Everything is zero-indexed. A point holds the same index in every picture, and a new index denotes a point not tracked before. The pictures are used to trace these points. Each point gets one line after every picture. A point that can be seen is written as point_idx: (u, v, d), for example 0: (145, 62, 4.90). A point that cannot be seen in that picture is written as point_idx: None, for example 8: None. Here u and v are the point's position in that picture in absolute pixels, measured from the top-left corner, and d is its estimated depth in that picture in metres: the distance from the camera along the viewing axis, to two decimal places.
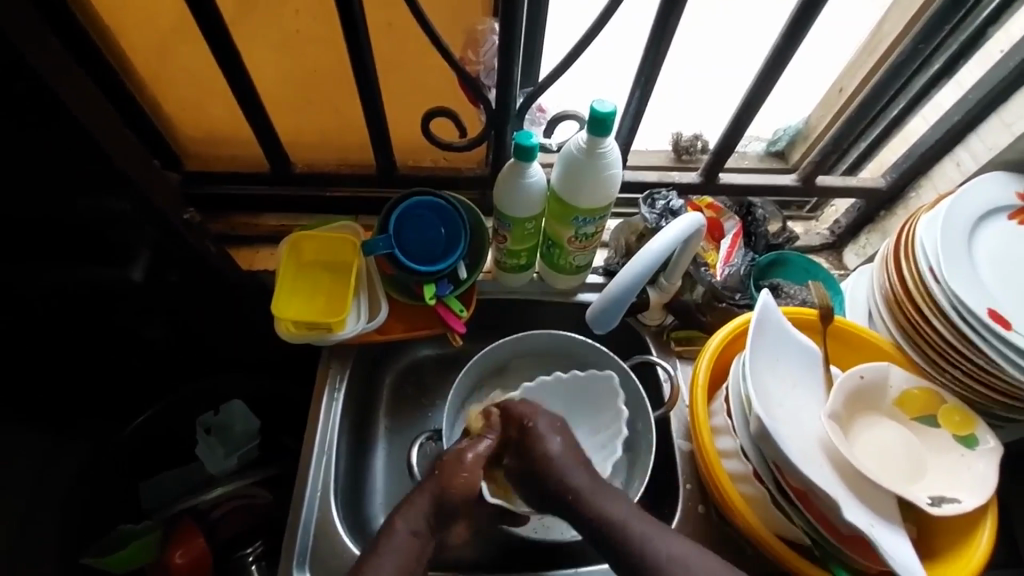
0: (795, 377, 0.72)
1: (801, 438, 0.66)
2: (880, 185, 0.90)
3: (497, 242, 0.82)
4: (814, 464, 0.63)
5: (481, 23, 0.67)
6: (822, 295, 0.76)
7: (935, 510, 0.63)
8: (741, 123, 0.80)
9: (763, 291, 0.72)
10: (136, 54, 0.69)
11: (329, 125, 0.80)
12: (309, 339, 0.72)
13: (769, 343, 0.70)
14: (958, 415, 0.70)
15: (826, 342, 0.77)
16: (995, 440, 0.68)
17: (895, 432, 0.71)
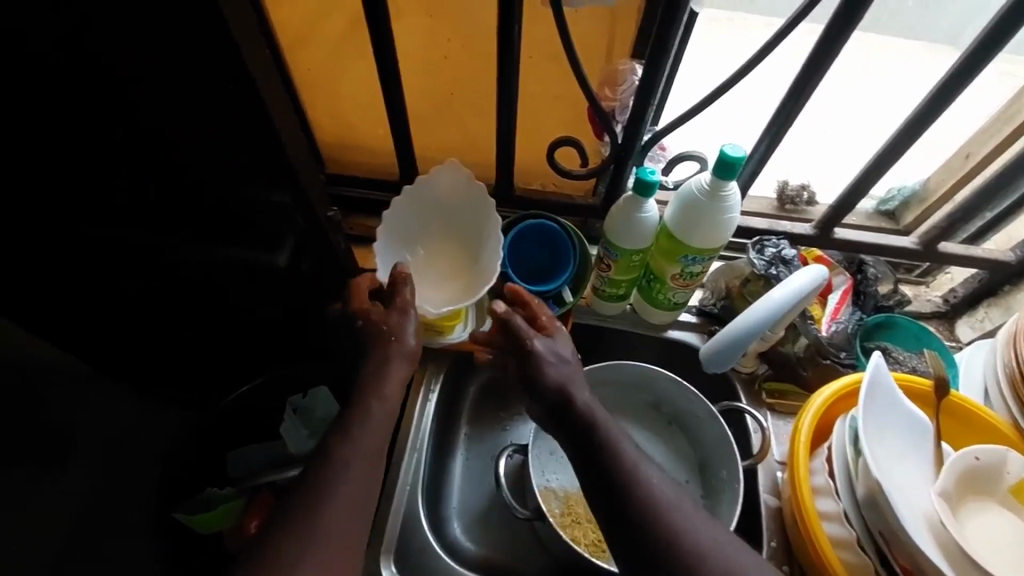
0: (902, 444, 0.69)
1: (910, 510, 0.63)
2: (1008, 258, 0.85)
3: (600, 269, 0.84)
4: (930, 543, 0.60)
5: (623, 64, 0.70)
6: (938, 364, 0.73)
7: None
8: (865, 180, 0.79)
9: (873, 352, 0.70)
10: (308, 69, 0.78)
11: (457, 141, 0.86)
12: (424, 339, 0.76)
13: (879, 405, 0.68)
14: None
15: (937, 416, 0.74)
16: None
17: (1010, 522, 0.67)
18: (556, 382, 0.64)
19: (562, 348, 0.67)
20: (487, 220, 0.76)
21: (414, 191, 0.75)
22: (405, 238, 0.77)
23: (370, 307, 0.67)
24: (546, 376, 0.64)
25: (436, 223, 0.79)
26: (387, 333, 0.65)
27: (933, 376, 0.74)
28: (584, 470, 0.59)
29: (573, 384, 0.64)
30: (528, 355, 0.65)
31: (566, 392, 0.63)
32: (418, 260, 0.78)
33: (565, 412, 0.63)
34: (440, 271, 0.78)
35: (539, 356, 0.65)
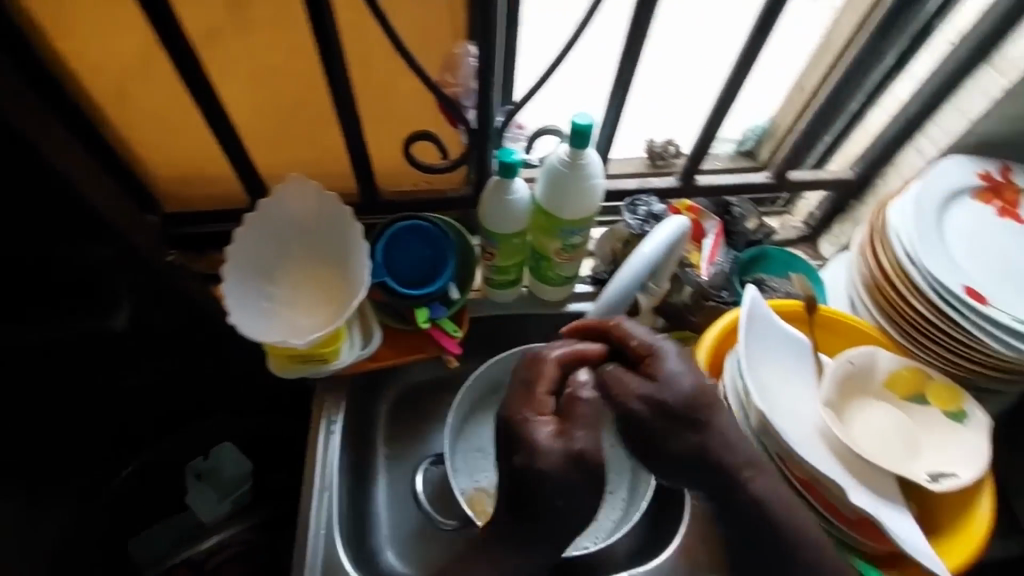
0: (788, 366, 0.73)
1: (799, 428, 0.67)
2: (849, 176, 0.91)
3: (486, 259, 0.83)
4: (818, 452, 0.65)
5: (457, 47, 0.67)
6: (804, 284, 0.81)
7: (936, 487, 0.64)
8: (712, 126, 0.82)
9: (749, 286, 0.73)
10: (112, 105, 0.68)
11: (307, 156, 0.78)
12: (302, 373, 0.69)
13: (761, 337, 0.72)
14: (946, 391, 0.71)
15: (814, 332, 0.78)
16: (983, 413, 0.69)
17: (890, 414, 0.72)
18: (660, 425, 0.60)
19: (613, 388, 0.61)
20: (347, 232, 0.71)
21: (259, 218, 0.68)
22: (262, 268, 0.70)
23: (542, 440, 0.58)
24: (698, 430, 0.61)
25: (297, 246, 0.72)
26: (550, 496, 0.57)
27: (803, 297, 0.80)
28: (717, 495, 0.62)
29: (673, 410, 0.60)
30: (620, 403, 0.61)
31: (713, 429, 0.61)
32: (280, 289, 0.70)
33: (701, 457, 0.60)
34: (309, 297, 0.71)
35: (628, 400, 0.61)
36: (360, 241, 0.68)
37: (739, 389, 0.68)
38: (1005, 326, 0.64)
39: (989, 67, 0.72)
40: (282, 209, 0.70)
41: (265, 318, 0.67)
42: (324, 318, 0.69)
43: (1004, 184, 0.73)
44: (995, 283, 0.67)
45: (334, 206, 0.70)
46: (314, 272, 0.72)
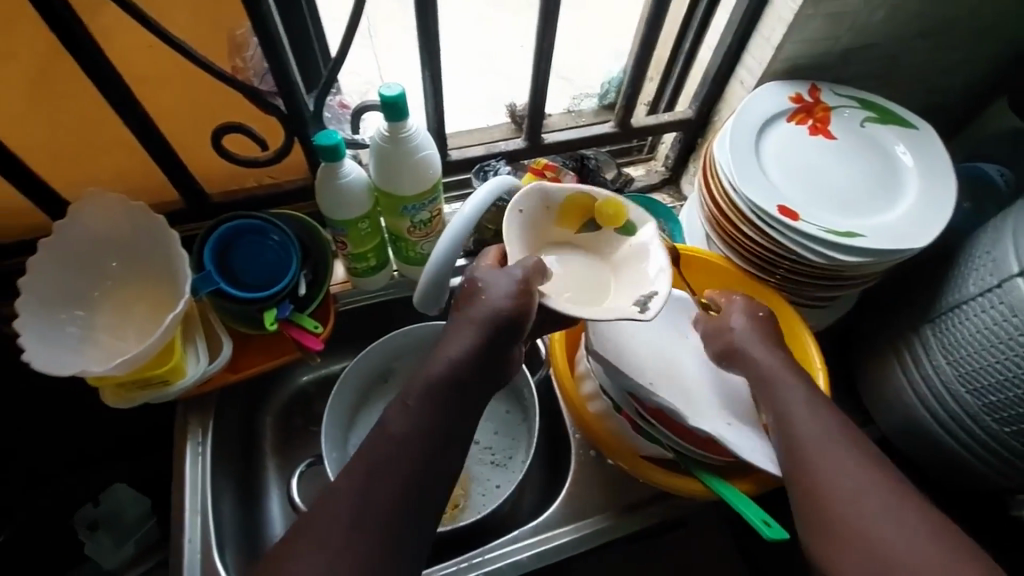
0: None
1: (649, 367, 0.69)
2: (689, 115, 0.94)
3: (340, 249, 0.80)
4: (664, 388, 0.67)
5: (240, 28, 0.62)
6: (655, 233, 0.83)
7: (647, 317, 0.53)
8: (540, 81, 0.81)
9: None
10: None
11: (110, 167, 0.71)
12: (143, 398, 0.65)
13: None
14: (608, 209, 0.64)
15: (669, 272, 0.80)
16: (649, 218, 0.63)
17: (587, 263, 0.65)
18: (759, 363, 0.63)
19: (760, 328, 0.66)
20: (164, 242, 0.66)
21: (57, 241, 0.63)
22: (75, 294, 0.65)
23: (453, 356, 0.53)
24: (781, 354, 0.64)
25: (116, 263, 0.67)
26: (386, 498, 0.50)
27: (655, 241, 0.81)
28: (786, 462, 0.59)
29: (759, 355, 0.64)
30: (512, 326, 0.54)
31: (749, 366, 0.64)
32: (97, 313, 0.66)
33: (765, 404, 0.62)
34: (132, 316, 0.66)
35: (514, 323, 0.53)
36: (178, 250, 0.64)
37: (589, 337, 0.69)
38: (813, 237, 0.67)
39: None
40: (86, 227, 0.64)
41: (80, 347, 0.62)
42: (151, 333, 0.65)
43: (813, 104, 0.77)
44: (807, 199, 0.71)
45: (146, 218, 0.65)
46: (137, 288, 0.68)
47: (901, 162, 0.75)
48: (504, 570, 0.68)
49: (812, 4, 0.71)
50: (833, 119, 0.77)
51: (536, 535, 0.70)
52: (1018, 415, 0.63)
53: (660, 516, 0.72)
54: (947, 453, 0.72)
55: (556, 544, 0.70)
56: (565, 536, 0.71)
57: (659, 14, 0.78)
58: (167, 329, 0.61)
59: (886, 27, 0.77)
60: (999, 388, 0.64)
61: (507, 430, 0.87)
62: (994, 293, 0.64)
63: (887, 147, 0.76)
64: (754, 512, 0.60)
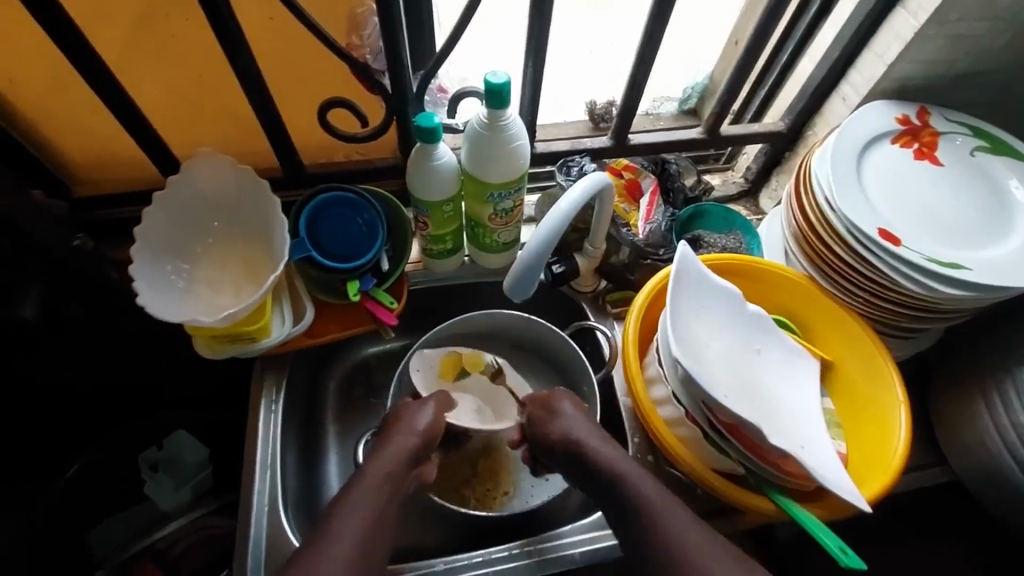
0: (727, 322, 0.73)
1: (729, 381, 0.69)
2: (780, 127, 0.91)
3: (420, 229, 0.81)
4: (738, 402, 0.66)
5: (361, 6, 0.64)
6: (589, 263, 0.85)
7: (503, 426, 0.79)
8: (636, 82, 0.81)
9: (680, 242, 0.71)
10: None
11: (221, 130, 0.74)
12: (232, 352, 0.68)
13: (696, 298, 0.72)
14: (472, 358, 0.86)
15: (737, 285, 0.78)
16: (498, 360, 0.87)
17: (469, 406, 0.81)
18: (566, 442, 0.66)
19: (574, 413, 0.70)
20: (265, 206, 0.69)
21: (171, 195, 0.66)
22: (180, 246, 0.68)
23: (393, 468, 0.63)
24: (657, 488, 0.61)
25: (218, 222, 0.71)
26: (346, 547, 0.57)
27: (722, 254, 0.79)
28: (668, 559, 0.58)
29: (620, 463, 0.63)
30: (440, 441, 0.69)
31: (613, 469, 0.63)
32: (198, 267, 0.69)
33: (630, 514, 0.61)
34: (228, 274, 0.69)
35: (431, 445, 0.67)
36: (279, 215, 0.67)
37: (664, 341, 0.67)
38: (915, 265, 0.65)
39: (901, 8, 0.71)
40: (197, 184, 0.68)
41: (182, 296, 0.66)
42: (244, 291, 0.68)
43: (921, 127, 0.74)
44: (908, 226, 0.68)
45: (252, 181, 0.68)
46: (234, 247, 0.71)
47: (1012, 196, 0.71)
48: (557, 562, 0.69)
49: (937, 22, 0.68)
50: (941, 144, 0.74)
51: (590, 532, 0.70)
52: None
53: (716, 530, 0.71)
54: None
55: (611, 543, 0.70)
56: None
57: (767, 23, 0.77)
58: (266, 290, 0.64)
59: (1011, 52, 0.74)
60: None
61: None
62: None
63: (999, 179, 0.72)
64: (830, 538, 0.58)
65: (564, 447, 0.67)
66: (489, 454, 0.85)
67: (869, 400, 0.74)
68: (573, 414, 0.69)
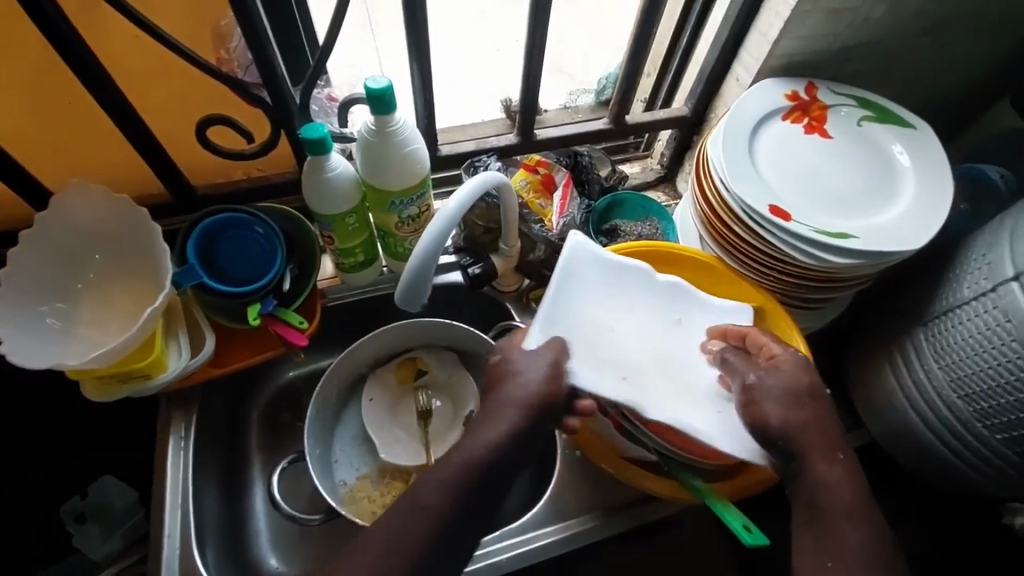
0: (625, 300, 0.68)
1: (624, 361, 0.64)
2: (685, 112, 0.92)
3: (327, 243, 0.79)
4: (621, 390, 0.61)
5: (223, 18, 0.61)
6: (504, 265, 0.84)
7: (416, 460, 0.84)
8: (532, 78, 0.80)
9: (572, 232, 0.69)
10: None
11: (100, 159, 0.70)
12: (122, 393, 0.64)
13: (584, 281, 0.67)
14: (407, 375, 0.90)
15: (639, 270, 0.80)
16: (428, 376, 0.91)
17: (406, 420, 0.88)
18: (778, 394, 0.58)
19: (792, 371, 0.60)
20: (146, 236, 0.66)
21: (38, 233, 0.62)
22: (56, 287, 0.64)
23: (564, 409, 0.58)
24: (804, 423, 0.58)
25: (98, 257, 0.67)
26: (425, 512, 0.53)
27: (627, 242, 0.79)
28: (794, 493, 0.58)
29: (825, 420, 0.58)
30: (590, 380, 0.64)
31: (771, 430, 0.57)
32: (76, 307, 0.65)
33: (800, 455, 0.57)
34: (112, 311, 0.65)
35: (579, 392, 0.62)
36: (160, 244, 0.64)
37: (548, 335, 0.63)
38: (805, 238, 0.66)
39: None
40: (67, 220, 0.64)
41: (61, 339, 0.62)
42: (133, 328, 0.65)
43: (809, 102, 0.76)
44: (800, 199, 0.70)
45: (128, 211, 0.65)
46: (118, 282, 0.67)
47: (897, 162, 0.74)
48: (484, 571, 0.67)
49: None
50: (830, 118, 0.76)
51: (517, 535, 0.69)
52: (1009, 421, 0.63)
53: (647, 518, 0.71)
54: (932, 456, 0.72)
55: (539, 545, 0.69)
56: (548, 537, 0.70)
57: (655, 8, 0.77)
58: (149, 324, 0.60)
59: (884, 24, 0.76)
60: (992, 396, 0.63)
61: None
62: (988, 297, 0.62)
63: (884, 147, 0.74)
64: (735, 517, 0.58)
65: (783, 425, 0.57)
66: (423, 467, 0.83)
67: None
68: (764, 370, 0.60)
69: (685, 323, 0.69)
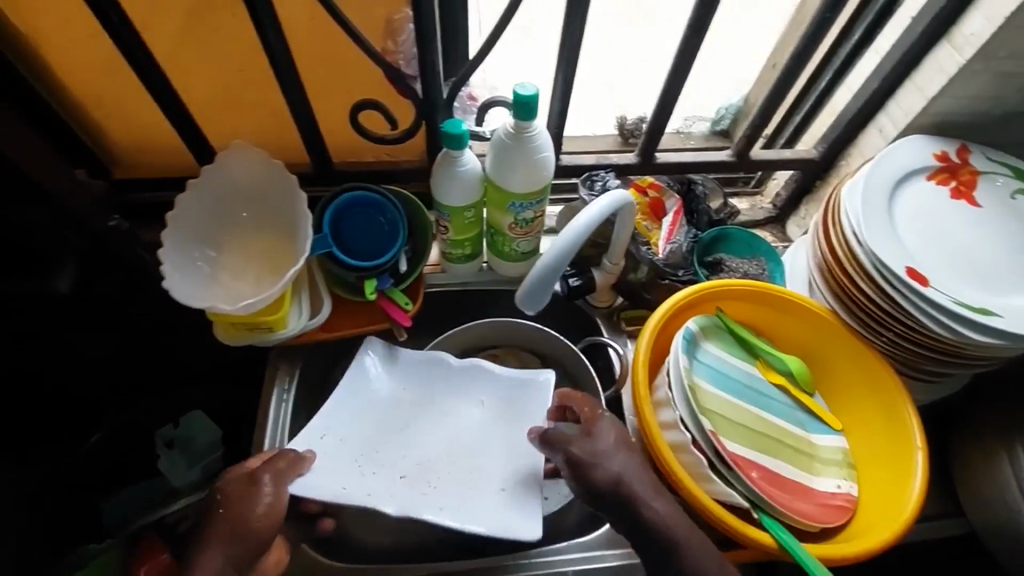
0: (353, 416, 0.75)
1: (404, 460, 0.73)
2: (813, 155, 0.89)
3: (441, 233, 0.82)
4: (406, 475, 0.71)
5: (397, 12, 0.66)
6: (605, 281, 0.85)
7: None
8: (669, 99, 0.81)
9: (519, 303, 0.63)
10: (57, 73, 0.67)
11: (259, 126, 0.77)
12: (249, 340, 0.70)
13: (374, 382, 0.78)
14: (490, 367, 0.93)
15: (724, 316, 0.79)
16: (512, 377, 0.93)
17: None
18: (613, 477, 0.61)
19: (620, 438, 0.64)
20: (292, 201, 0.71)
21: (203, 184, 0.69)
22: (207, 235, 0.71)
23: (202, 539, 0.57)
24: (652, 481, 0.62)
25: (245, 214, 0.73)
26: None
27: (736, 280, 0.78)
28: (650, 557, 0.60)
29: (630, 479, 0.61)
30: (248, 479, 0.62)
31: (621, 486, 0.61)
32: (223, 255, 0.71)
33: (632, 512, 0.60)
34: (252, 264, 0.71)
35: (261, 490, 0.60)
36: (304, 211, 0.69)
37: (368, 413, 0.76)
38: (944, 308, 0.64)
39: (946, 43, 0.69)
40: (227, 176, 0.70)
41: (206, 284, 0.68)
42: (266, 283, 0.70)
43: (959, 165, 0.72)
44: (939, 265, 0.66)
45: (281, 177, 0.70)
46: (259, 239, 0.73)
47: None
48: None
49: (982, 58, 0.67)
50: (980, 185, 0.72)
51: (590, 549, 0.70)
52: None
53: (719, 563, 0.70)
54: None
55: (604, 566, 0.69)
56: (614, 560, 0.70)
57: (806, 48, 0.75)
58: (286, 283, 0.65)
59: None
60: None
61: None
62: None
63: None
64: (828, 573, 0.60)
65: (615, 488, 0.61)
66: None
67: (883, 447, 0.74)
68: (582, 437, 0.64)
69: (410, 478, 0.71)
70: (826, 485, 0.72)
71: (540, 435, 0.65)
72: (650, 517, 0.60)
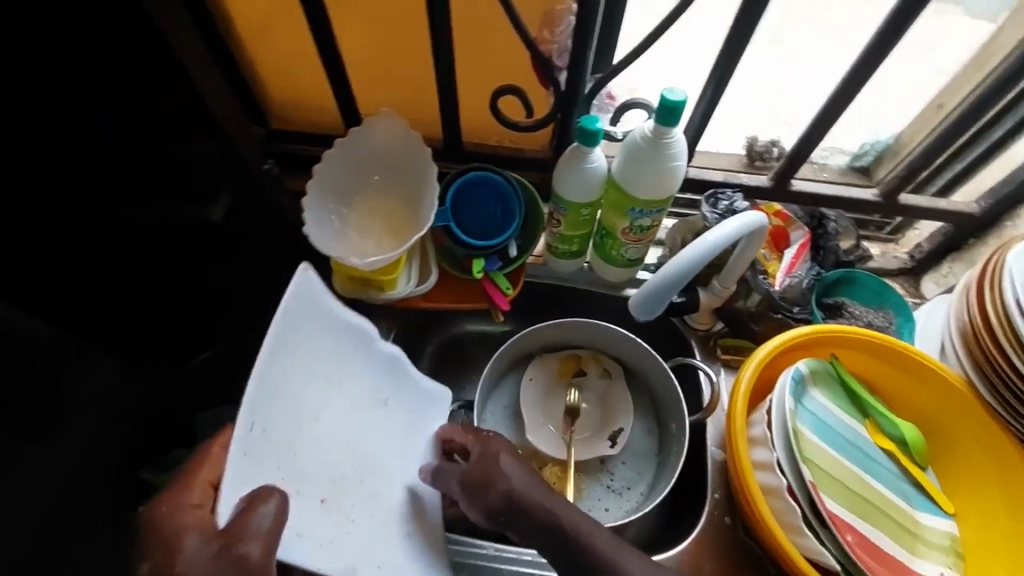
0: (273, 403, 0.49)
1: (320, 472, 0.55)
2: (973, 210, 0.81)
3: (551, 226, 0.82)
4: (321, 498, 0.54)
5: (561, 3, 0.66)
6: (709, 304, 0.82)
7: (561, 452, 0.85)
8: (824, 122, 0.77)
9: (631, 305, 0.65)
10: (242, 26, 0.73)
11: (403, 98, 0.81)
12: (362, 295, 0.74)
13: (311, 339, 0.54)
14: (570, 367, 0.91)
15: (838, 363, 0.74)
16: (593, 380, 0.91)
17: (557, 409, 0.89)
18: (506, 487, 0.62)
19: (513, 455, 0.65)
20: (422, 172, 0.74)
21: (348, 144, 0.73)
22: (342, 191, 0.75)
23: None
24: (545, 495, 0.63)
25: (376, 177, 0.77)
26: None
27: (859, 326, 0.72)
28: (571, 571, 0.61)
29: (524, 490, 0.63)
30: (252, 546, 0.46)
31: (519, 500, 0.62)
32: (353, 213, 0.76)
33: (529, 521, 0.61)
34: (376, 225, 0.75)
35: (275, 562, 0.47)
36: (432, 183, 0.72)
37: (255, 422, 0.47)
38: None
39: None
40: (368, 140, 0.74)
41: (334, 236, 0.72)
42: (385, 246, 0.74)
43: None
44: None
45: (417, 148, 0.74)
46: (384, 203, 0.77)
47: None
48: (484, 570, 0.71)
49: None
50: None
51: None
52: None
53: None
54: None
55: None
56: None
57: None
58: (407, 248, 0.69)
59: None
60: None
61: (635, 463, 0.87)
62: None
63: None
64: None
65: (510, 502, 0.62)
66: (559, 461, 0.85)
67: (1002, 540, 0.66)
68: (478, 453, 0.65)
69: (329, 502, 0.55)
70: (926, 569, 0.66)
71: (432, 476, 0.65)
72: (566, 536, 0.60)
